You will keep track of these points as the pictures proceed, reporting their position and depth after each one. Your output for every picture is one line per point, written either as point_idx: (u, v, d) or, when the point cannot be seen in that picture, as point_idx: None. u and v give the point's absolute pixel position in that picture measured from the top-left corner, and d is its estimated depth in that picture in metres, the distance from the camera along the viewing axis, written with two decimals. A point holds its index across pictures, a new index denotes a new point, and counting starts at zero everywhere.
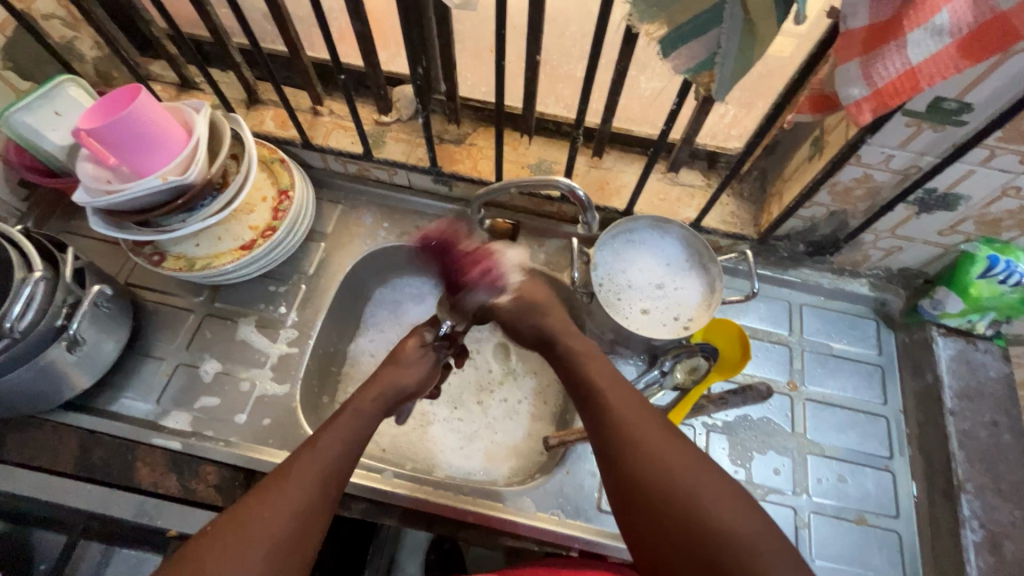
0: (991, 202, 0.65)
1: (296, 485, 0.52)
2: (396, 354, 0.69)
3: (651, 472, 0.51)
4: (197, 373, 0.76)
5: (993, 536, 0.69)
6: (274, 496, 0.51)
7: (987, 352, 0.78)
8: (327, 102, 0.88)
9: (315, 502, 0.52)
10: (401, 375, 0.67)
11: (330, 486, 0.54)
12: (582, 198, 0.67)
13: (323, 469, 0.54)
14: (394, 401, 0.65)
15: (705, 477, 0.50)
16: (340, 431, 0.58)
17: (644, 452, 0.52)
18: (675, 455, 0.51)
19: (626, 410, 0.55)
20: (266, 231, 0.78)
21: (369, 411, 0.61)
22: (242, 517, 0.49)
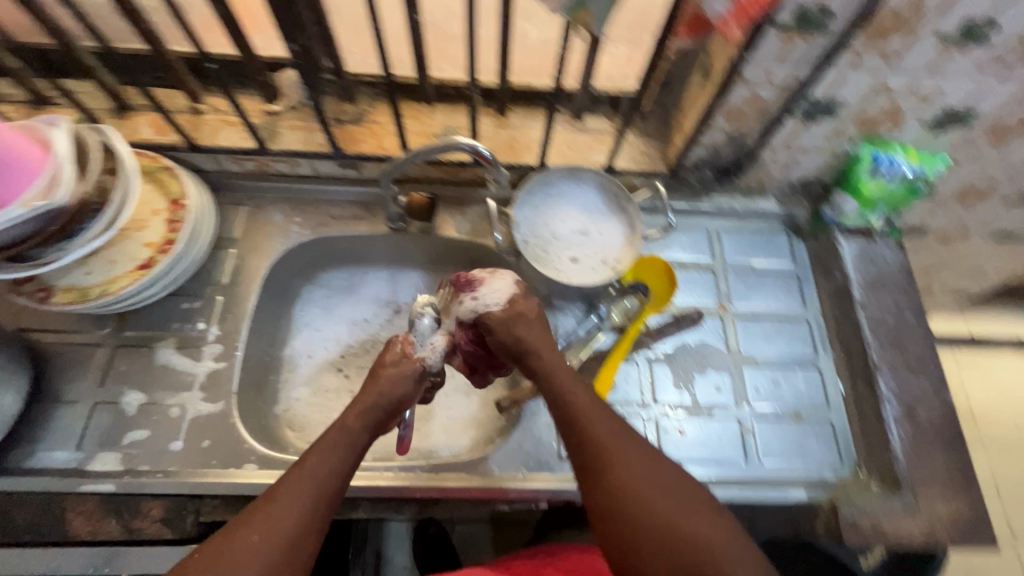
0: (866, 102, 0.70)
1: (284, 507, 0.51)
2: (378, 370, 0.65)
3: (646, 500, 0.53)
4: (119, 409, 0.71)
5: (909, 407, 0.75)
6: (263, 518, 0.49)
7: (885, 244, 0.85)
8: (208, 99, 0.81)
9: (313, 518, 0.51)
10: (385, 388, 0.64)
11: (324, 503, 0.53)
12: (488, 158, 0.65)
13: (314, 487, 0.53)
14: (385, 415, 0.62)
15: (698, 503, 0.54)
16: (330, 449, 0.56)
17: (636, 476, 0.55)
18: (668, 486, 0.54)
19: (617, 436, 0.57)
20: (164, 246, 0.72)
21: (358, 429, 0.59)
22: (227, 542, 0.48)
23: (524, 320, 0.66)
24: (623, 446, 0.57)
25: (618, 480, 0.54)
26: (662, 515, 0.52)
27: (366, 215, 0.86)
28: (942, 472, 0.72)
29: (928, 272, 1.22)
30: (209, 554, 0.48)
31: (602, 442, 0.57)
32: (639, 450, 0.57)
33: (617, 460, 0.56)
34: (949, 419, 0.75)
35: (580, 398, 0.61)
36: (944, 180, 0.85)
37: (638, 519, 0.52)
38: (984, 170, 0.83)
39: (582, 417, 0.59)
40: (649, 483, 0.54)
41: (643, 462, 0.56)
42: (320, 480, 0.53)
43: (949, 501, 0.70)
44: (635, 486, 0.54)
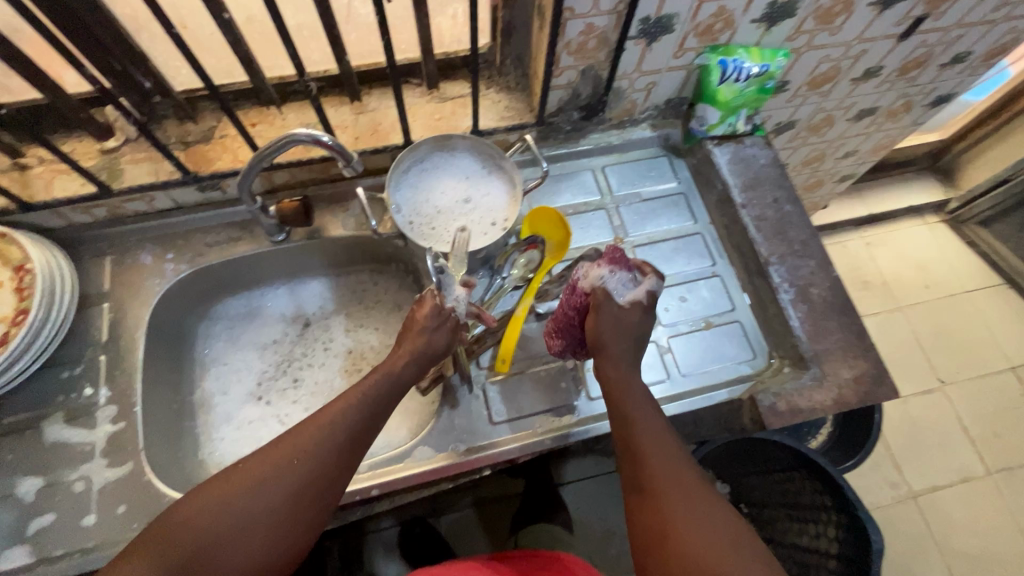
0: (695, 12, 0.71)
1: (324, 434, 0.54)
2: (412, 320, 0.66)
3: (692, 542, 0.49)
4: (16, 500, 0.66)
5: (802, 289, 0.80)
6: (305, 440, 0.53)
7: (754, 145, 0.89)
8: (31, 151, 0.74)
9: (347, 448, 0.54)
10: (427, 341, 0.64)
11: (352, 446, 0.55)
12: (331, 144, 0.62)
13: (354, 421, 0.56)
14: (421, 368, 0.63)
15: (754, 558, 0.48)
16: (374, 389, 0.59)
17: (684, 514, 0.50)
18: (721, 534, 0.49)
19: (679, 470, 0.54)
20: (17, 317, 0.66)
21: (399, 376, 0.61)
22: (276, 453, 0.52)
23: (618, 316, 0.65)
24: (678, 478, 0.53)
25: (668, 517, 0.51)
26: (711, 562, 0.47)
27: (243, 235, 0.82)
28: (840, 341, 0.77)
29: (812, 164, 1.29)
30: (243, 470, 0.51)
31: (658, 473, 0.54)
32: (700, 494, 0.52)
33: (670, 490, 0.52)
34: (838, 291, 0.80)
35: (647, 422, 0.58)
36: (792, 72, 0.89)
37: (680, 560, 0.48)
38: (824, 55, 0.87)
39: (641, 444, 0.56)
40: (699, 526, 0.50)
41: (699, 498, 0.52)
42: (356, 423, 0.56)
43: (851, 366, 0.75)
44: (683, 523, 0.50)
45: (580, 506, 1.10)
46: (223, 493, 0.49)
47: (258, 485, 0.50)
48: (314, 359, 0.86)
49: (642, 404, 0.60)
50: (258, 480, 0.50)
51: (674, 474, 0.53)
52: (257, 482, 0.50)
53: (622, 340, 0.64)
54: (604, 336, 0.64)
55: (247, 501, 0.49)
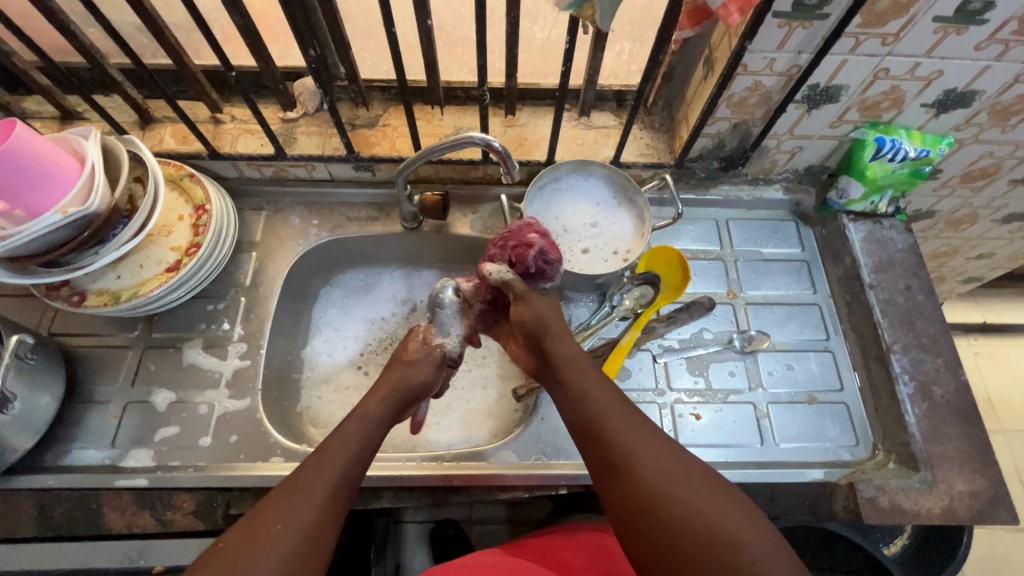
0: (867, 87, 0.71)
1: (305, 493, 0.51)
2: (403, 356, 0.68)
3: (662, 490, 0.50)
4: (150, 407, 0.74)
5: (923, 385, 0.76)
6: (281, 508, 0.49)
7: (893, 228, 0.86)
8: (227, 109, 0.84)
9: (328, 514, 0.51)
10: (406, 374, 0.65)
11: (341, 496, 0.53)
12: (500, 150, 0.66)
13: (330, 482, 0.52)
14: (403, 401, 0.64)
15: (724, 495, 0.50)
16: (344, 439, 0.57)
17: (653, 472, 0.51)
18: (692, 483, 0.51)
19: (637, 431, 0.55)
20: (189, 249, 0.75)
21: (376, 416, 0.60)
22: (251, 529, 0.48)
23: (543, 304, 0.67)
24: (640, 439, 0.54)
25: (620, 462, 0.53)
26: (692, 514, 0.48)
27: (380, 216, 0.89)
28: (959, 450, 0.72)
29: (938, 258, 1.22)
30: (226, 547, 0.47)
31: (620, 442, 0.54)
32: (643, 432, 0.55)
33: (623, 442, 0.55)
34: (964, 396, 0.75)
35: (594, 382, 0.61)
36: (948, 162, 0.86)
37: (662, 524, 0.49)
38: (989, 151, 0.83)
39: (598, 415, 0.57)
40: (671, 482, 0.51)
41: (659, 457, 0.53)
42: (342, 466, 0.54)
43: (967, 478, 0.71)
44: (654, 488, 0.50)
45: None
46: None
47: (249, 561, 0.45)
48: None
49: (585, 377, 0.61)
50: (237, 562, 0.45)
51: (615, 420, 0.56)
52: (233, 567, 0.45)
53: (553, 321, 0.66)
54: (541, 325, 0.64)
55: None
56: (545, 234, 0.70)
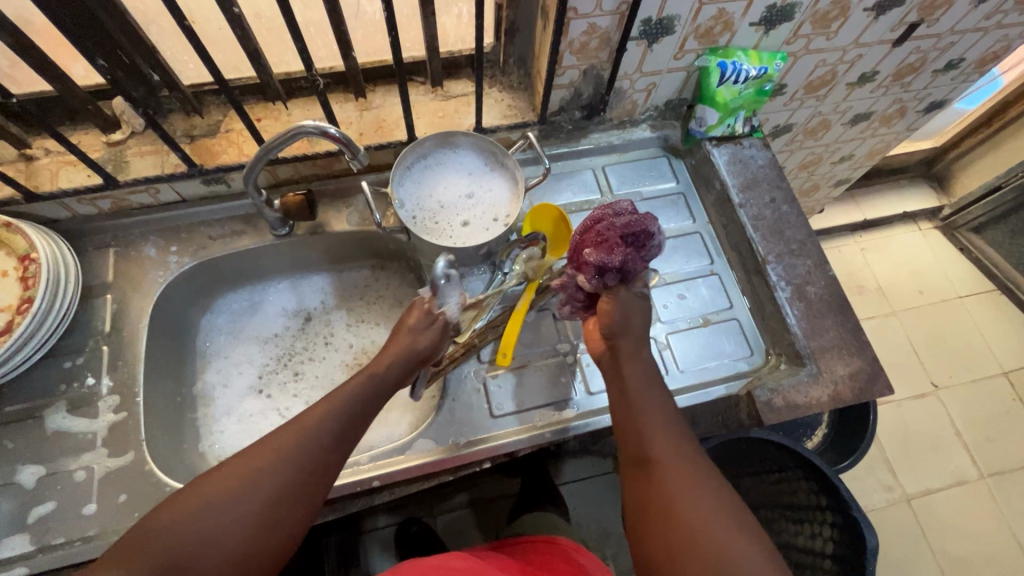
0: (696, 14, 0.73)
1: (284, 453, 0.52)
2: (402, 324, 0.65)
3: (694, 517, 0.51)
4: (16, 488, 0.66)
5: (798, 287, 0.81)
6: (261, 458, 0.51)
7: (752, 147, 0.91)
8: (37, 143, 0.75)
9: (327, 455, 0.54)
10: (412, 342, 0.64)
11: (326, 455, 0.54)
12: (338, 136, 0.63)
13: (333, 426, 0.55)
14: (410, 364, 0.63)
15: (753, 535, 0.51)
16: (351, 390, 0.59)
17: (690, 492, 0.53)
18: (723, 513, 0.52)
19: (684, 456, 0.56)
20: (21, 306, 0.67)
21: (380, 377, 0.61)
22: (254, 464, 0.51)
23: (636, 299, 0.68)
24: (681, 465, 0.55)
25: (666, 483, 0.54)
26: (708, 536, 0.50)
27: (246, 228, 0.83)
28: (836, 339, 0.78)
29: (809, 168, 1.31)
30: (201, 491, 0.49)
31: (661, 447, 0.57)
32: (693, 463, 0.56)
33: (672, 464, 0.55)
34: (834, 290, 0.81)
35: (650, 396, 0.61)
36: (789, 76, 0.91)
37: (681, 534, 0.51)
38: (821, 59, 0.89)
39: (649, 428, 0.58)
40: (693, 497, 0.53)
41: (700, 484, 0.54)
42: (333, 427, 0.55)
43: (846, 363, 0.77)
44: (684, 505, 0.52)
45: (576, 504, 1.08)
46: (205, 500, 0.48)
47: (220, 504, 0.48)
48: (315, 353, 0.86)
49: (651, 391, 0.62)
50: (236, 490, 0.49)
51: (667, 446, 0.57)
52: (233, 496, 0.49)
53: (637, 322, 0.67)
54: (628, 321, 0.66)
55: (227, 509, 0.48)
56: (627, 214, 0.66)
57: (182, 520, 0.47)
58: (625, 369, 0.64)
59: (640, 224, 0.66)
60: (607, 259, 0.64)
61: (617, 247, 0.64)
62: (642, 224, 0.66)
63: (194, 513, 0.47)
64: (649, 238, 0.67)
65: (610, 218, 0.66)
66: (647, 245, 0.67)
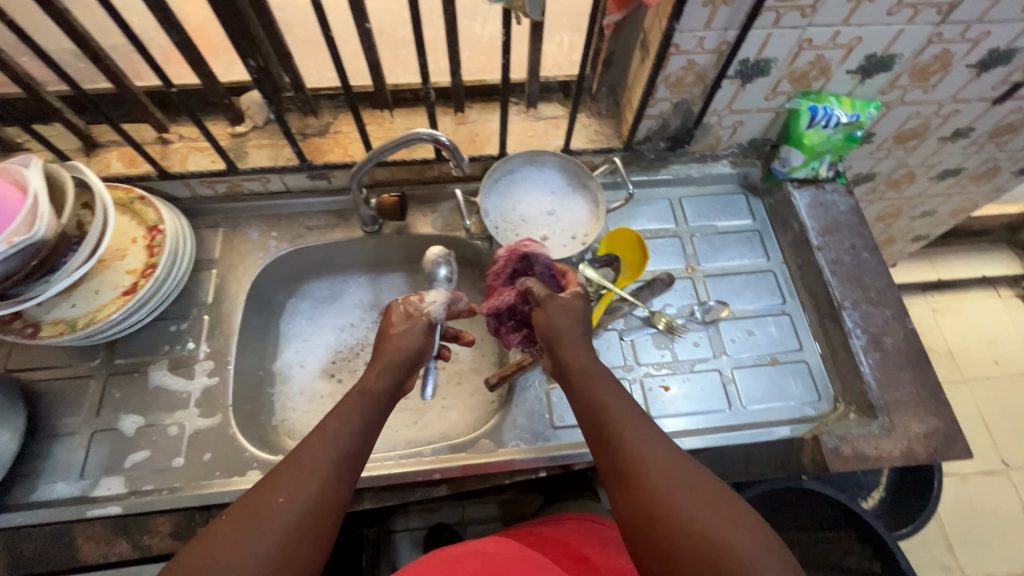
0: (794, 58, 0.75)
1: (305, 474, 0.49)
2: (386, 331, 0.63)
3: (684, 514, 0.48)
4: (118, 434, 0.72)
5: (875, 336, 0.79)
6: (286, 480, 0.49)
7: (835, 192, 0.90)
8: (174, 128, 0.84)
9: (332, 487, 0.50)
10: (399, 347, 0.61)
11: (345, 470, 0.52)
12: (447, 144, 0.68)
13: (335, 455, 0.52)
14: (403, 374, 0.60)
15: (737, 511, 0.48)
16: (347, 415, 0.55)
17: (666, 482, 0.50)
18: (703, 497, 0.49)
19: (660, 453, 0.52)
20: (145, 271, 0.74)
21: (379, 391, 0.58)
22: (252, 507, 0.47)
23: (565, 305, 0.64)
24: (652, 456, 0.52)
25: (648, 490, 0.50)
26: (695, 526, 0.47)
27: (340, 222, 0.89)
28: (913, 394, 0.76)
29: (885, 219, 1.28)
30: (228, 525, 0.46)
31: (633, 448, 0.53)
32: (664, 454, 0.52)
33: (644, 467, 0.51)
34: (913, 343, 0.79)
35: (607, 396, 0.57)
36: (878, 126, 0.91)
37: (676, 542, 0.47)
38: (915, 111, 0.88)
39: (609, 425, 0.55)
40: (679, 491, 0.49)
41: (675, 471, 0.51)
42: (346, 442, 0.53)
43: (922, 420, 0.74)
44: (673, 508, 0.48)
45: None
46: (204, 554, 0.44)
47: (255, 535, 0.45)
48: None
49: (600, 384, 0.59)
50: (237, 538, 0.45)
51: (636, 447, 0.53)
52: (234, 546, 0.45)
53: (574, 326, 0.63)
54: (556, 327, 0.62)
55: (229, 561, 0.44)
56: (504, 250, 0.71)
57: (221, 552, 0.44)
58: (572, 373, 0.60)
59: (519, 251, 0.70)
60: (498, 300, 0.69)
61: (503, 288, 0.69)
62: (519, 249, 0.70)
63: (229, 547, 0.44)
64: (529, 254, 0.70)
65: (497, 264, 0.72)
66: (536, 266, 0.70)
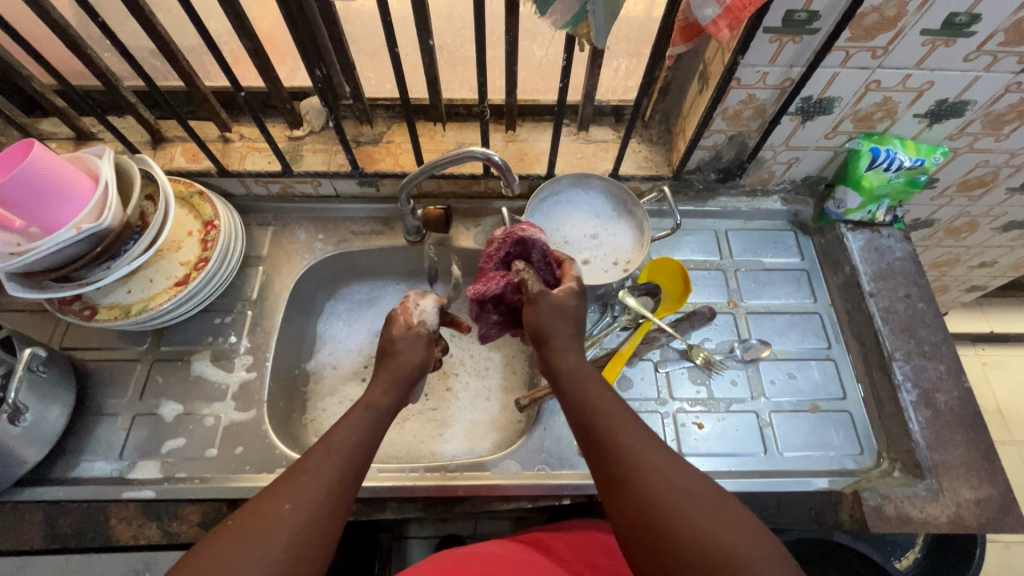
0: (859, 99, 0.73)
1: (311, 480, 0.50)
2: (387, 346, 0.63)
3: (681, 512, 0.48)
4: (157, 419, 0.75)
5: (926, 393, 0.76)
6: (293, 487, 0.49)
7: (891, 237, 0.87)
8: (236, 128, 0.87)
9: (337, 493, 0.51)
10: (403, 361, 0.62)
11: (349, 480, 0.52)
12: (500, 163, 0.69)
13: (339, 464, 0.52)
14: (409, 388, 0.61)
15: (732, 509, 0.49)
16: (352, 426, 0.56)
17: (658, 480, 0.50)
18: (697, 496, 0.49)
19: (651, 452, 0.52)
20: (198, 264, 0.77)
21: (384, 405, 0.59)
22: (261, 509, 0.48)
23: (555, 304, 0.63)
24: (642, 453, 0.52)
25: (643, 495, 0.49)
26: (698, 526, 0.47)
27: (384, 230, 0.91)
28: (964, 457, 0.72)
29: (941, 267, 1.22)
30: (237, 526, 0.47)
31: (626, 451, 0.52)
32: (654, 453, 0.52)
33: (638, 470, 0.51)
34: (967, 403, 0.75)
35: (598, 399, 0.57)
36: (943, 172, 0.87)
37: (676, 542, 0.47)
38: (983, 159, 0.84)
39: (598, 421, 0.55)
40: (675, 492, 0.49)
41: (669, 469, 0.51)
42: (352, 453, 0.54)
43: (973, 486, 0.70)
44: (669, 508, 0.48)
45: None
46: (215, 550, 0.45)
47: (261, 540, 0.46)
48: None
49: (588, 382, 0.59)
50: (247, 540, 0.46)
51: (628, 449, 0.52)
52: (243, 547, 0.45)
53: (567, 327, 0.62)
54: (549, 327, 0.61)
55: (237, 562, 0.44)
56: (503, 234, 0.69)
57: (230, 554, 0.45)
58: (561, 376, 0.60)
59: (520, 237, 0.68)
60: (485, 287, 0.67)
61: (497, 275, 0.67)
62: (519, 235, 0.67)
63: (237, 548, 0.45)
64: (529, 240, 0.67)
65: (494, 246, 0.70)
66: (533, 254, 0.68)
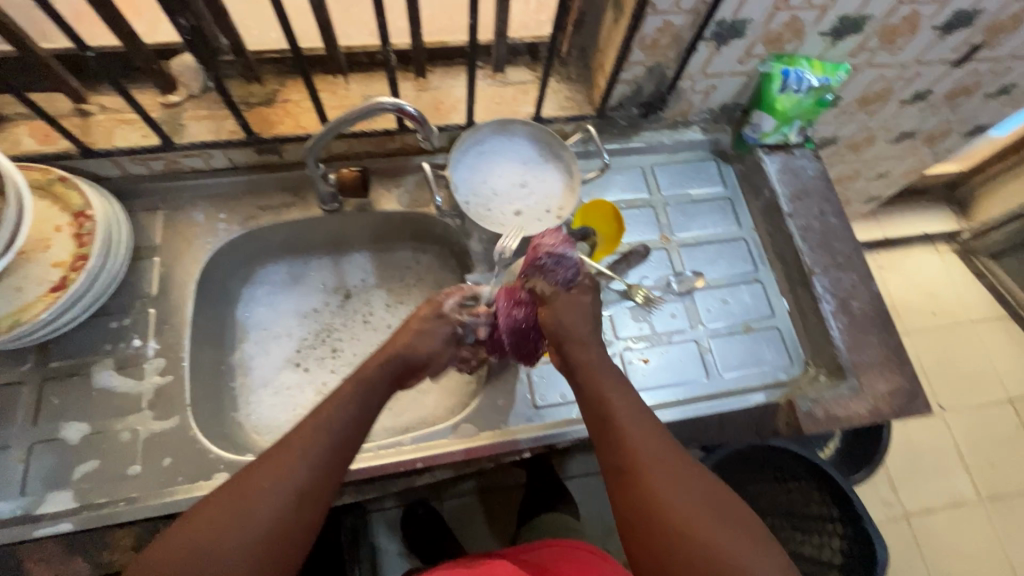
0: (769, 19, 0.72)
1: (295, 457, 0.51)
2: (411, 326, 0.69)
3: (680, 512, 0.50)
4: (60, 445, 0.66)
5: (842, 300, 0.81)
6: (271, 465, 0.50)
7: (803, 156, 0.90)
8: (94, 99, 0.74)
9: (321, 473, 0.52)
10: (414, 344, 0.67)
11: (334, 459, 0.54)
12: (415, 113, 0.63)
13: (320, 452, 0.53)
14: (405, 369, 0.65)
15: (740, 528, 0.49)
16: (343, 400, 0.58)
17: (670, 491, 0.51)
18: (705, 505, 0.51)
19: (661, 452, 0.54)
20: (76, 263, 0.66)
21: (376, 378, 0.62)
22: (241, 488, 0.49)
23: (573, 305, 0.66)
24: (658, 456, 0.54)
25: (652, 490, 0.51)
26: (698, 530, 0.48)
27: (295, 201, 0.82)
28: (878, 355, 0.79)
29: (844, 182, 1.31)
30: (214, 506, 0.48)
31: (639, 451, 0.54)
32: (670, 457, 0.54)
33: (648, 467, 0.53)
34: (877, 306, 0.81)
35: (624, 401, 0.59)
36: (846, 89, 0.91)
37: (674, 540, 0.49)
38: (879, 74, 0.88)
39: (614, 419, 0.57)
40: (678, 490, 0.51)
41: (679, 471, 0.52)
42: (339, 428, 0.55)
43: (887, 379, 0.78)
44: (670, 504, 0.50)
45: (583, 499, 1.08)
46: (192, 537, 0.46)
47: (235, 523, 0.47)
48: (353, 330, 0.86)
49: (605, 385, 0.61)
50: (227, 522, 0.47)
51: (641, 450, 0.54)
52: (225, 527, 0.47)
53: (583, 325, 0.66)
54: (563, 325, 0.65)
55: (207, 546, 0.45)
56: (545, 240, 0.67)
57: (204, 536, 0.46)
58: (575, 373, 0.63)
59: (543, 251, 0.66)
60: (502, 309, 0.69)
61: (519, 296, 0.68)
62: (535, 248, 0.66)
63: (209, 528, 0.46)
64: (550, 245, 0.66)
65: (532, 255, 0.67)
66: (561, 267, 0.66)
